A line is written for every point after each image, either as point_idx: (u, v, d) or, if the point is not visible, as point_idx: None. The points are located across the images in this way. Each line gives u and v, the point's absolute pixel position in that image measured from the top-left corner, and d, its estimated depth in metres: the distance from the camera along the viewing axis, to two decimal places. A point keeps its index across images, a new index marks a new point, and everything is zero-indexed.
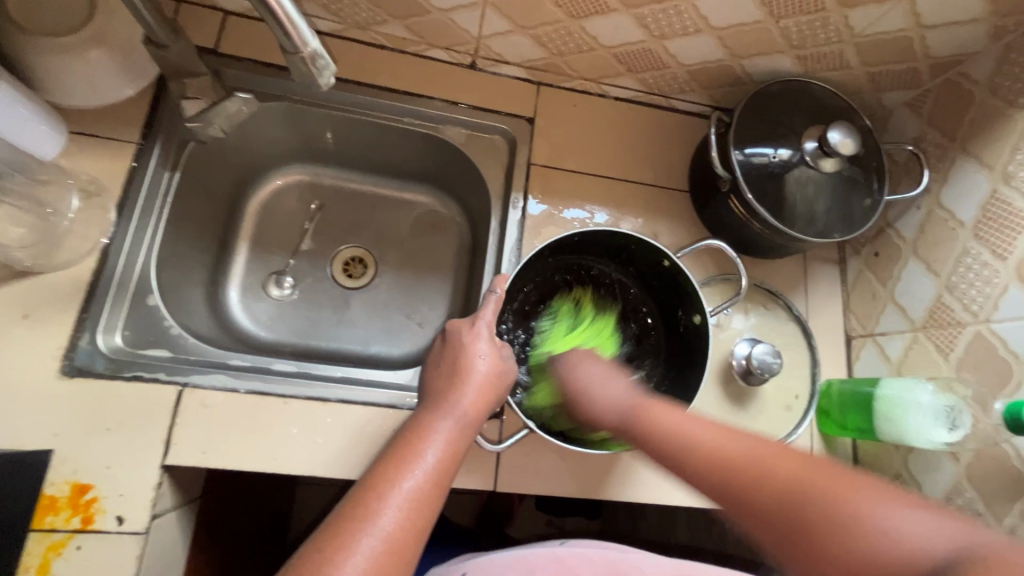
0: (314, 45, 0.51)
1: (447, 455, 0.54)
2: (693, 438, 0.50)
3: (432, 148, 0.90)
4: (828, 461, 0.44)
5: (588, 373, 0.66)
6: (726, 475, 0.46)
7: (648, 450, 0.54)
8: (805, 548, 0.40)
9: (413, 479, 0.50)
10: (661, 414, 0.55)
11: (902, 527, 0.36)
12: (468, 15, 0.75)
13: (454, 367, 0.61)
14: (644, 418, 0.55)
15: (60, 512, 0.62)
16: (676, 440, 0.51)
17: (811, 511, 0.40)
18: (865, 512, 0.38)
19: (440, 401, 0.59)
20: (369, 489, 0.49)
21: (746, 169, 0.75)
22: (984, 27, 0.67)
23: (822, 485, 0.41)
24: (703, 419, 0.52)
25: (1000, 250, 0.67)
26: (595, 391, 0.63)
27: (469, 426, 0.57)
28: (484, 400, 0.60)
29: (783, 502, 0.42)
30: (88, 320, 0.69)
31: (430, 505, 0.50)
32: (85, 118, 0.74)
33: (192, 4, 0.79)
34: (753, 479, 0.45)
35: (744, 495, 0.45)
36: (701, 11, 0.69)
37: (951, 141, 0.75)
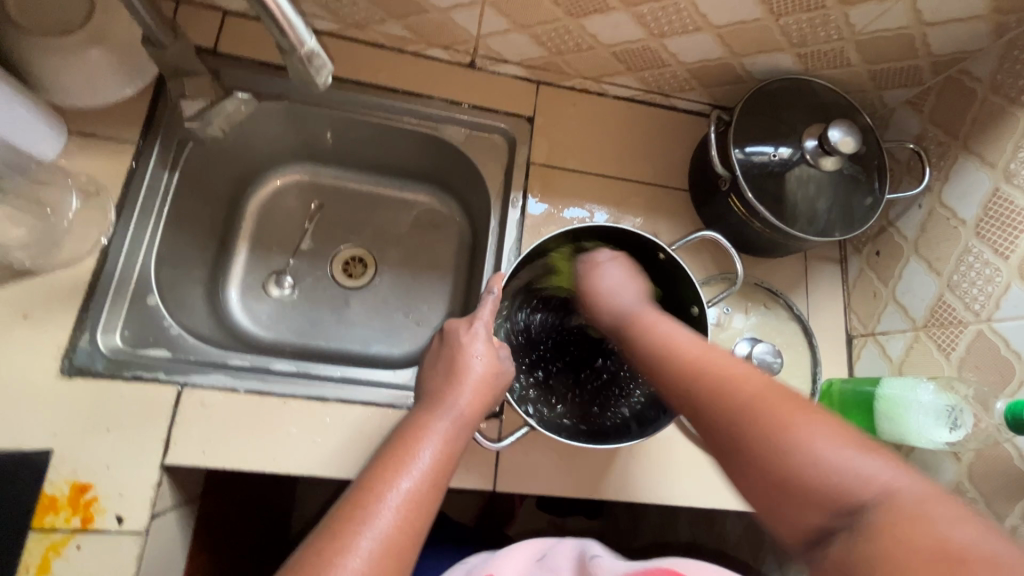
0: (312, 45, 0.51)
1: (443, 455, 0.54)
2: (687, 351, 0.55)
3: (431, 147, 0.90)
4: (796, 391, 0.47)
5: (609, 272, 0.71)
6: (702, 379, 0.51)
7: (642, 355, 0.59)
8: (745, 458, 0.45)
9: (410, 479, 0.50)
10: (662, 332, 0.59)
11: (831, 455, 0.41)
12: (467, 14, 0.75)
13: (451, 367, 0.61)
14: (647, 332, 0.60)
15: (60, 512, 0.63)
16: (667, 354, 0.56)
17: (763, 432, 0.44)
18: (807, 438, 0.42)
19: (437, 401, 0.58)
20: (366, 490, 0.49)
21: (746, 168, 0.75)
22: (986, 23, 0.66)
23: (780, 409, 0.45)
24: (697, 340, 0.56)
25: (1001, 249, 0.66)
26: (611, 292, 0.70)
27: (466, 426, 0.57)
28: (481, 400, 0.60)
29: (740, 409, 0.47)
30: (87, 321, 0.69)
31: (427, 506, 0.50)
32: (85, 118, 0.74)
33: (191, 4, 0.79)
34: (722, 395, 0.48)
35: (711, 410, 0.49)
36: (700, 9, 0.69)
37: (952, 139, 0.74)
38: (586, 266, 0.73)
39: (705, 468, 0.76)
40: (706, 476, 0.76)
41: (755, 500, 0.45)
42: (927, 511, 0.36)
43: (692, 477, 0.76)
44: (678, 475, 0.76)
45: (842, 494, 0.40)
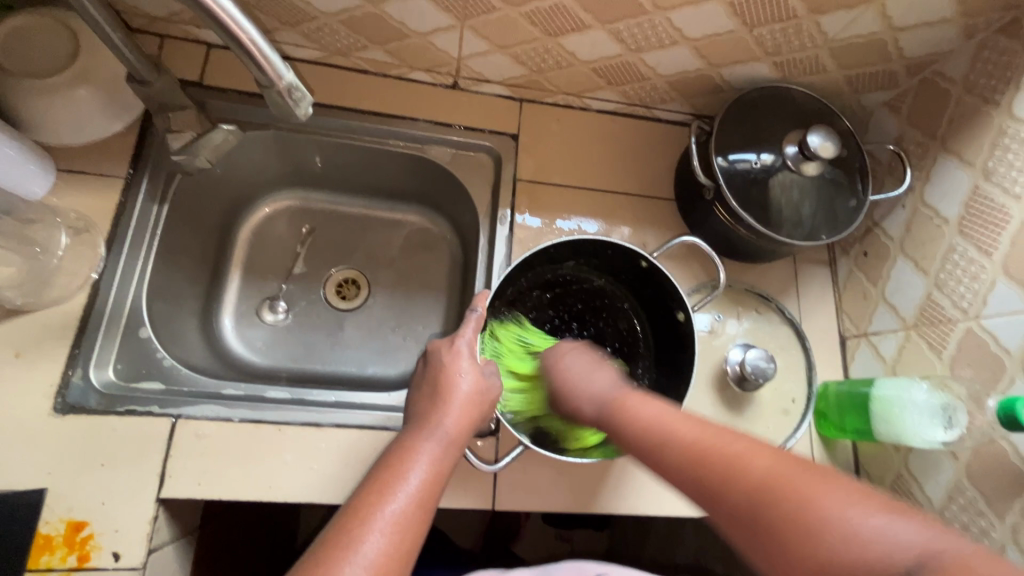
0: (289, 78, 0.52)
1: (430, 476, 0.54)
2: (670, 438, 0.50)
3: (418, 167, 0.91)
4: (803, 458, 0.44)
5: (576, 366, 0.68)
6: (699, 462, 0.47)
7: (627, 442, 0.55)
8: (769, 545, 0.40)
9: (398, 503, 0.50)
10: (646, 411, 0.55)
11: (855, 522, 0.38)
12: (446, 37, 0.76)
13: (437, 388, 0.62)
14: (628, 415, 0.56)
15: (55, 551, 0.62)
16: (660, 436, 0.51)
17: (786, 514, 0.40)
18: (819, 505, 0.39)
19: (424, 423, 0.59)
20: (351, 516, 0.49)
21: (729, 177, 0.76)
22: (956, 25, 0.67)
23: (791, 483, 0.41)
24: (680, 416, 0.52)
25: (984, 245, 0.66)
26: (580, 380, 0.66)
27: (452, 445, 0.58)
28: (468, 419, 0.60)
29: (756, 494, 0.42)
30: (79, 356, 0.69)
31: (415, 529, 0.50)
32: (73, 156, 0.74)
33: (175, 38, 0.80)
34: (732, 478, 0.44)
35: (723, 500, 0.44)
36: (675, 23, 0.70)
37: (931, 138, 0.75)
38: (552, 364, 0.70)
39: None
40: None
41: None
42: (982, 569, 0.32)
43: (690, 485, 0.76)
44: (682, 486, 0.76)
45: (890, 572, 0.35)
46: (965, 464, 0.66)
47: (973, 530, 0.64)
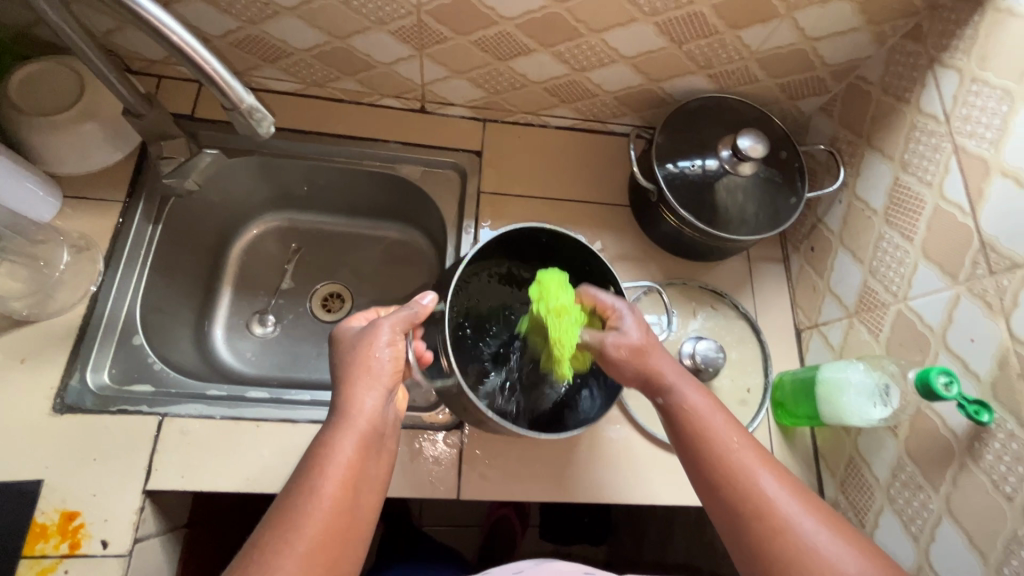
0: (249, 100, 0.58)
1: (351, 461, 0.56)
2: (742, 474, 0.55)
3: (392, 186, 0.98)
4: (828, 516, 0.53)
5: (655, 351, 0.63)
6: (757, 500, 0.54)
7: (686, 441, 0.59)
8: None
9: (319, 502, 0.53)
10: (714, 424, 0.58)
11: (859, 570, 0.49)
12: (409, 65, 0.84)
13: (354, 374, 0.60)
14: (694, 422, 0.59)
15: (50, 539, 0.67)
16: (725, 458, 0.56)
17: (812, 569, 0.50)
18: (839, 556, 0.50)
19: (343, 415, 0.58)
20: (279, 527, 0.51)
21: (673, 181, 0.82)
22: (867, 33, 0.73)
23: (830, 546, 0.51)
24: (756, 455, 0.57)
25: (907, 232, 0.71)
26: (657, 367, 0.62)
27: (368, 435, 0.58)
28: (381, 386, 0.61)
29: (795, 546, 0.51)
30: (77, 361, 0.75)
31: (339, 527, 0.53)
32: (77, 183, 0.83)
33: (170, 79, 0.90)
34: (781, 526, 0.52)
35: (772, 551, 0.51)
36: (610, 43, 0.77)
37: (859, 137, 0.80)
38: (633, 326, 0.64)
39: (666, 464, 0.81)
40: (666, 473, 0.80)
41: None
42: None
43: (651, 472, 0.80)
44: (640, 472, 0.80)
45: None
46: (905, 441, 0.68)
47: (915, 504, 0.66)
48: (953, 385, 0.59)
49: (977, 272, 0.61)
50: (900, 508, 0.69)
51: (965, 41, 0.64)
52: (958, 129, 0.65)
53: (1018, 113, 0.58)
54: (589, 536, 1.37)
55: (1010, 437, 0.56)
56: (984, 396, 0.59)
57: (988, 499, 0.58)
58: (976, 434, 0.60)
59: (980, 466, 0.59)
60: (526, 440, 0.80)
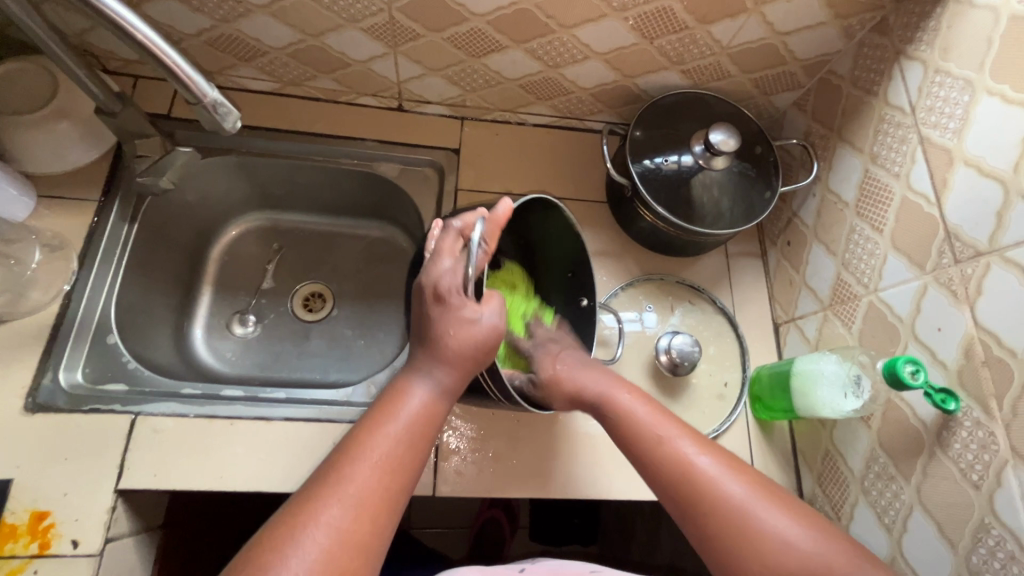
0: (214, 95, 0.58)
1: (421, 417, 0.58)
2: (670, 450, 0.60)
3: (371, 184, 0.98)
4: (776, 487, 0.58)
5: (572, 363, 0.71)
6: (691, 475, 0.58)
7: (622, 438, 0.64)
8: (723, 546, 0.54)
9: (379, 447, 0.55)
10: (642, 415, 0.64)
11: (787, 528, 0.54)
12: (383, 63, 0.85)
13: (434, 340, 0.59)
14: (626, 417, 0.64)
15: (19, 539, 0.67)
16: (659, 445, 0.61)
17: (749, 534, 0.54)
18: (769, 516, 0.54)
19: (425, 368, 0.60)
20: (338, 458, 0.54)
21: (646, 176, 0.82)
22: (836, 28, 0.74)
23: (763, 510, 0.55)
24: (689, 434, 0.62)
25: (877, 224, 0.71)
26: (578, 378, 0.69)
27: (445, 398, 0.60)
28: (476, 364, 0.61)
29: (732, 509, 0.55)
30: (50, 361, 0.75)
31: (399, 479, 0.55)
32: (52, 183, 0.83)
33: (147, 78, 0.90)
34: (720, 492, 0.56)
35: (701, 520, 0.56)
36: (581, 39, 0.78)
37: (831, 131, 0.80)
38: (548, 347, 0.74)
39: None
40: None
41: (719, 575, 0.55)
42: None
43: (628, 468, 0.80)
44: (618, 468, 0.80)
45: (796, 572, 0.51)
46: (877, 431, 0.68)
47: (888, 496, 0.66)
48: (919, 373, 0.58)
49: (943, 261, 0.62)
50: (873, 500, 0.69)
51: (929, 33, 0.65)
52: (923, 120, 0.65)
53: (979, 103, 0.59)
54: (579, 538, 1.36)
55: (976, 425, 0.56)
56: (950, 384, 0.59)
57: (956, 488, 0.58)
58: (945, 424, 0.60)
59: (949, 456, 0.59)
60: (503, 436, 0.79)
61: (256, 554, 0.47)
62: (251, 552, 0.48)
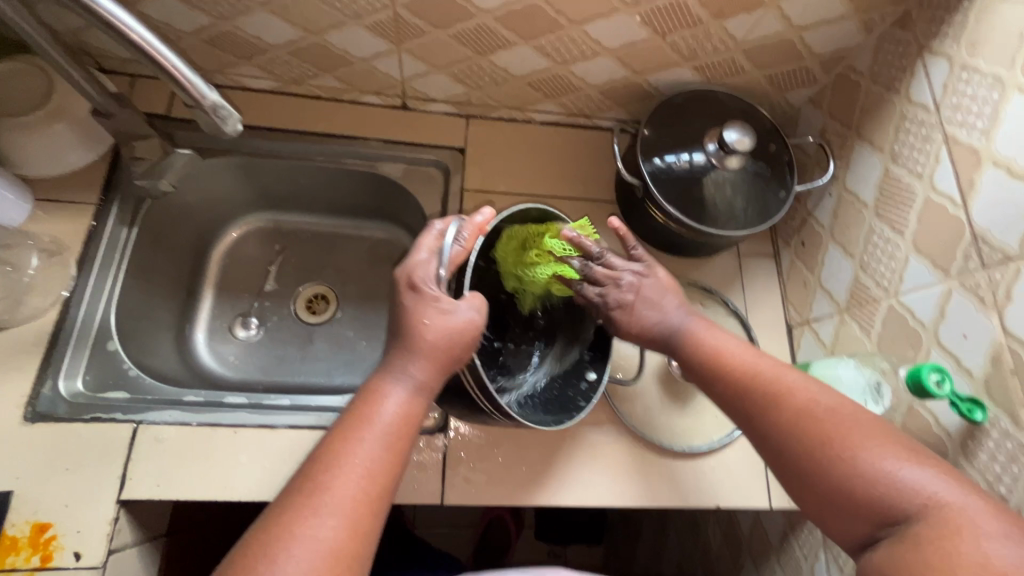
0: (213, 97, 0.56)
1: (400, 417, 0.55)
2: (732, 364, 0.62)
3: (374, 184, 0.96)
4: (865, 413, 0.54)
5: (651, 295, 0.68)
6: (759, 390, 0.58)
7: (695, 369, 0.64)
8: (799, 464, 0.53)
9: (358, 450, 0.52)
10: (714, 341, 0.64)
11: (908, 476, 0.48)
12: (388, 61, 0.82)
13: (405, 333, 0.57)
14: (696, 343, 0.65)
15: (21, 552, 0.65)
16: (725, 366, 0.62)
17: (821, 451, 0.52)
18: (864, 450, 0.50)
19: (396, 362, 0.57)
20: (315, 465, 0.51)
21: (658, 176, 0.80)
22: (855, 21, 0.71)
23: (842, 426, 0.52)
24: (753, 354, 0.62)
25: (897, 225, 0.69)
26: (654, 310, 0.68)
27: (422, 392, 0.57)
28: (453, 359, 0.58)
29: (801, 425, 0.54)
30: (49, 369, 0.74)
31: (381, 482, 0.52)
32: (49, 186, 0.81)
33: (144, 78, 0.88)
34: (784, 406, 0.56)
35: (790, 441, 0.54)
36: (592, 35, 0.75)
37: (849, 129, 0.78)
38: (628, 282, 0.69)
39: (656, 467, 0.79)
40: (655, 474, 0.79)
41: (808, 506, 0.53)
42: (967, 520, 0.44)
43: (639, 474, 0.78)
44: (629, 475, 0.78)
45: (887, 503, 0.47)
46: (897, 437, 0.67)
47: None
48: (944, 383, 0.57)
49: (970, 265, 0.60)
50: None
51: (955, 27, 0.63)
52: (948, 119, 0.63)
53: (1010, 100, 0.57)
54: (585, 537, 1.36)
55: (1004, 436, 0.55)
56: (976, 393, 0.58)
57: None
58: (971, 433, 0.58)
59: (974, 467, 0.58)
60: (512, 443, 0.78)
61: (241, 566, 0.46)
62: (238, 565, 0.46)
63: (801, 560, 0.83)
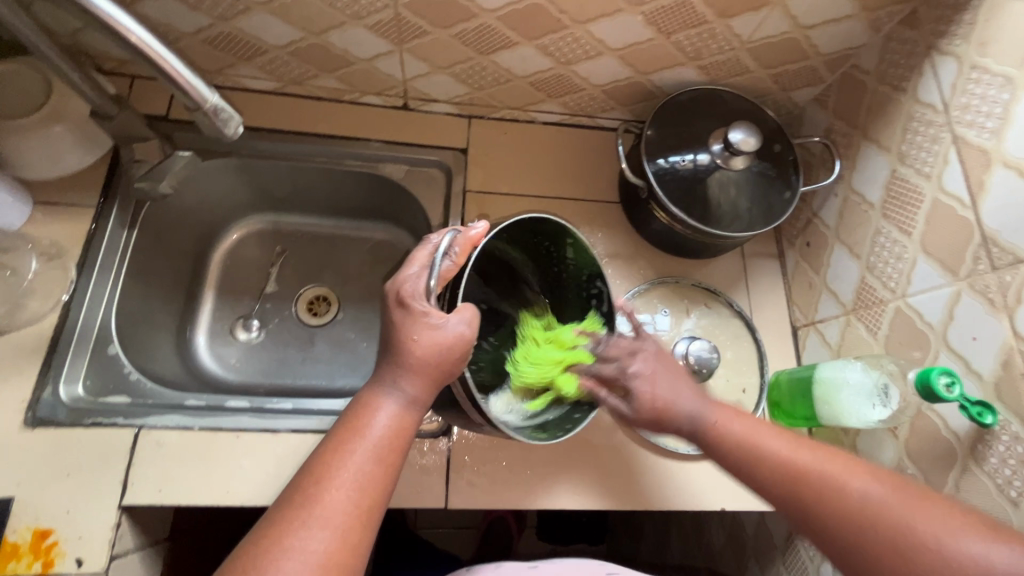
0: (213, 99, 0.55)
1: (391, 431, 0.54)
2: (772, 458, 0.58)
3: (375, 185, 0.95)
4: (913, 489, 0.53)
5: (664, 384, 0.64)
6: (812, 484, 0.55)
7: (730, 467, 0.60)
8: (879, 565, 0.51)
9: (350, 465, 0.51)
10: (741, 428, 0.61)
11: (980, 553, 0.48)
12: (389, 61, 0.82)
13: (395, 346, 0.56)
14: (724, 435, 0.61)
15: (22, 558, 0.65)
16: (764, 459, 0.58)
17: (898, 545, 0.50)
18: (936, 536, 0.50)
19: (387, 374, 0.56)
20: (306, 479, 0.51)
21: (662, 176, 0.79)
22: (862, 20, 0.71)
23: (906, 513, 0.51)
24: (790, 439, 0.59)
25: (904, 227, 0.68)
26: (672, 399, 0.63)
27: (414, 406, 0.56)
28: (447, 373, 0.57)
29: (868, 520, 0.52)
30: (50, 373, 0.73)
31: (373, 498, 0.51)
32: (48, 189, 0.80)
33: (144, 79, 0.87)
34: (844, 498, 0.54)
35: (859, 537, 0.52)
36: (596, 35, 0.75)
37: (855, 129, 0.77)
38: (638, 369, 0.65)
39: (661, 469, 0.79)
40: (660, 477, 0.78)
41: None
42: None
43: (644, 477, 0.78)
44: (633, 478, 0.78)
45: None
46: (905, 440, 0.66)
47: None
48: (955, 386, 0.56)
49: (979, 267, 0.59)
50: None
51: (964, 26, 0.62)
52: (957, 119, 0.62)
53: (1020, 101, 0.56)
54: (587, 536, 1.36)
55: (1014, 440, 0.55)
56: (986, 397, 0.58)
57: (992, 504, 0.56)
58: (980, 437, 0.58)
59: (983, 471, 0.57)
60: (516, 446, 0.77)
61: None
62: None
63: (806, 562, 0.82)
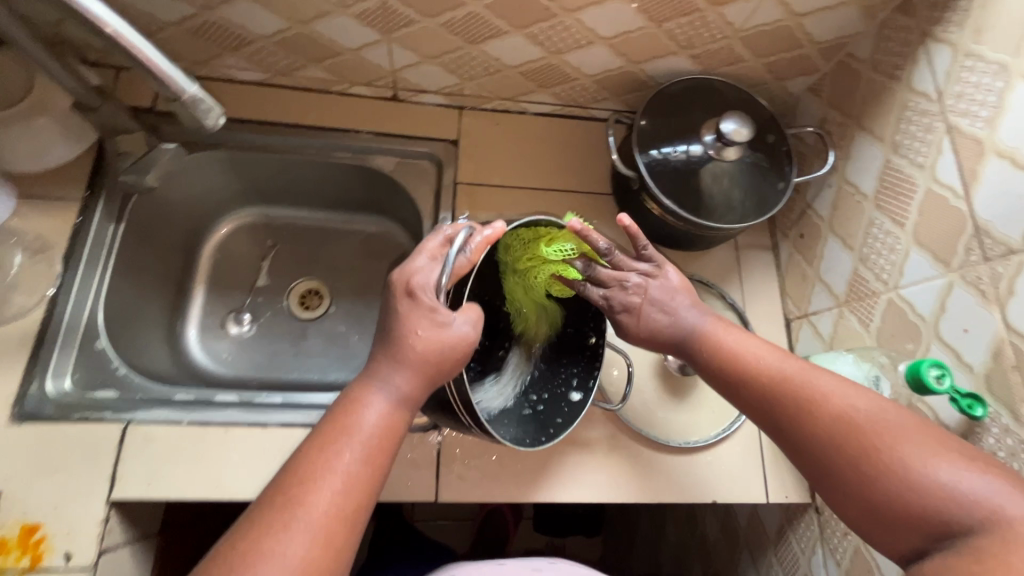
0: (193, 91, 0.55)
1: (382, 429, 0.54)
2: (753, 366, 0.60)
3: (366, 178, 0.94)
4: (903, 414, 0.52)
5: (660, 297, 0.66)
6: (790, 392, 0.56)
7: (715, 372, 0.63)
8: (842, 476, 0.51)
9: (339, 463, 0.51)
10: (732, 340, 0.63)
11: (949, 479, 0.46)
12: (377, 51, 0.80)
13: (390, 344, 0.56)
14: (713, 342, 0.63)
15: (9, 553, 0.65)
16: (749, 367, 0.60)
17: (865, 460, 0.50)
18: (907, 456, 0.48)
19: (380, 373, 0.56)
20: (293, 475, 0.50)
21: (654, 167, 0.78)
22: (856, 7, 0.69)
23: (882, 431, 0.50)
24: (780, 355, 0.60)
25: (897, 217, 0.68)
26: (666, 311, 0.66)
27: (406, 404, 0.56)
28: (441, 373, 0.57)
29: (840, 435, 0.52)
30: (36, 369, 0.72)
31: (360, 495, 0.51)
32: (32, 182, 0.79)
33: (130, 71, 0.86)
34: (821, 411, 0.54)
35: (827, 449, 0.52)
36: (586, 23, 0.73)
37: (849, 118, 0.76)
38: (637, 283, 0.66)
39: (652, 463, 0.78)
40: (651, 470, 0.78)
41: (854, 518, 0.51)
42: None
43: (635, 470, 0.78)
44: (625, 471, 0.77)
45: (939, 513, 0.46)
46: None
47: None
48: (945, 379, 0.56)
49: (972, 258, 0.59)
50: None
51: (960, 13, 0.61)
52: (951, 108, 0.62)
53: (1015, 88, 0.55)
54: (583, 528, 1.36)
55: (1005, 432, 0.54)
56: (977, 389, 0.57)
57: None
58: (970, 429, 0.58)
59: None
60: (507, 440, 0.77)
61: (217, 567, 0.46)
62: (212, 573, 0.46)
63: (798, 555, 0.82)
